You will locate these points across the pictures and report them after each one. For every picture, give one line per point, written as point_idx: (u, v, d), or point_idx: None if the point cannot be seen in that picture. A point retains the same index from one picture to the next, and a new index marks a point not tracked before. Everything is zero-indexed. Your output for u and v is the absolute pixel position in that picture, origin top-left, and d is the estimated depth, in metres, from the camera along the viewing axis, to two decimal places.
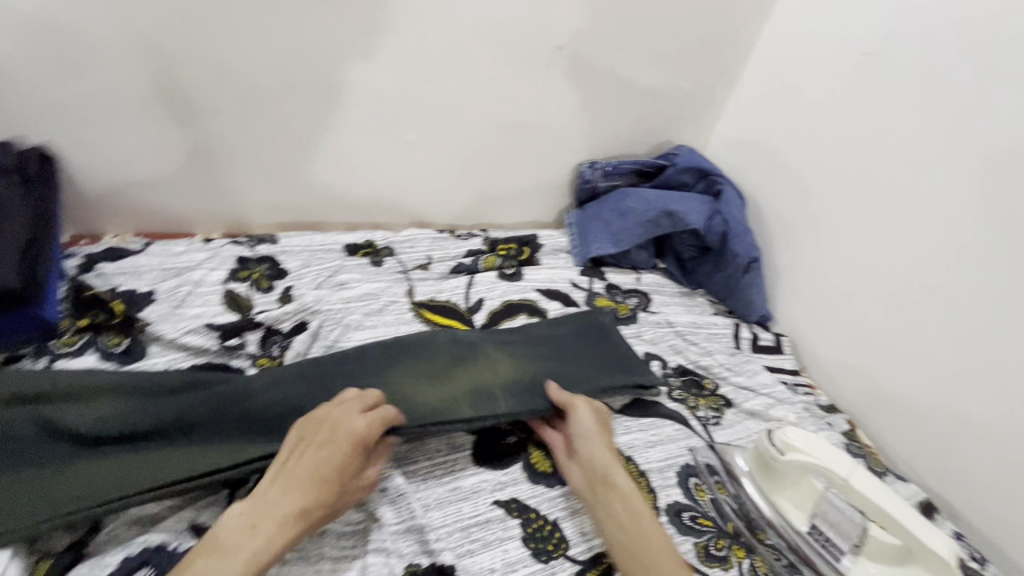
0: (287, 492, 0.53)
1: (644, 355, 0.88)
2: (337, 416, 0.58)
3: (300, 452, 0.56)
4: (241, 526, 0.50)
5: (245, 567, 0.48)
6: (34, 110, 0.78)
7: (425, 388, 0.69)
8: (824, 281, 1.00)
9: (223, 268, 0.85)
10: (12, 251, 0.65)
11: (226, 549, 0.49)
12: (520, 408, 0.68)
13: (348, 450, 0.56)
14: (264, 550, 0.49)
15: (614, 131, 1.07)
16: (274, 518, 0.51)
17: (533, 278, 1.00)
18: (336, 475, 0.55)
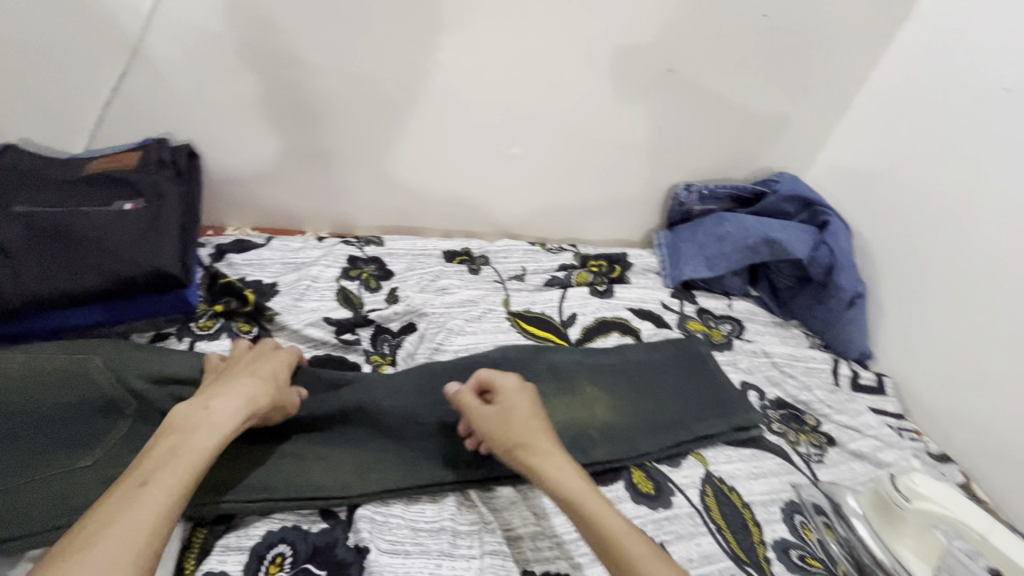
0: (232, 383, 0.57)
1: (740, 383, 0.87)
2: (255, 349, 0.65)
3: (225, 371, 0.61)
4: (196, 407, 0.53)
5: (210, 433, 0.51)
6: (187, 110, 0.86)
7: None
8: (935, 321, 0.95)
9: (336, 265, 0.90)
10: (172, 237, 0.71)
11: (186, 425, 0.51)
12: (619, 454, 0.71)
13: (272, 359, 0.63)
14: (228, 419, 0.53)
15: (715, 154, 1.06)
16: (227, 398, 0.55)
17: (624, 296, 1.00)
18: (271, 373, 0.61)
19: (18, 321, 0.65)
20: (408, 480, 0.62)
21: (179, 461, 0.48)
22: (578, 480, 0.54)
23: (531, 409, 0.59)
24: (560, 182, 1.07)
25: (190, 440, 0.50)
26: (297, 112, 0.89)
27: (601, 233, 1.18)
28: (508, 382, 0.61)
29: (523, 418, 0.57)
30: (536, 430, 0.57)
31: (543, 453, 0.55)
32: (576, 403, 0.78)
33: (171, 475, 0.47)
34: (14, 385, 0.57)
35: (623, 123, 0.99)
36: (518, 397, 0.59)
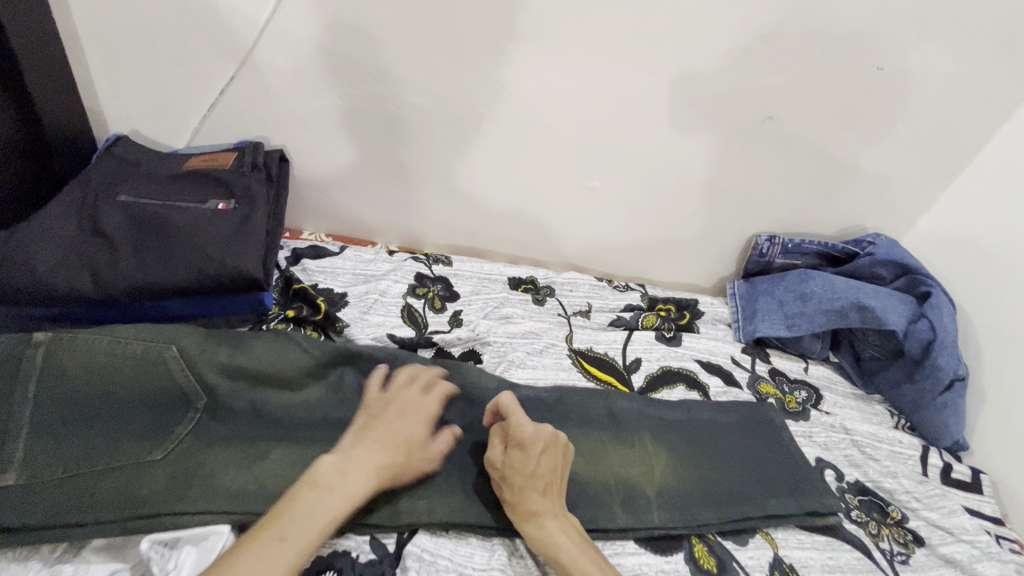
0: (372, 448, 0.57)
1: (816, 460, 0.80)
2: (405, 399, 0.64)
3: (370, 420, 0.61)
4: (337, 468, 0.54)
5: (344, 501, 0.52)
6: (282, 117, 0.89)
7: (581, 463, 0.70)
8: None
9: (405, 282, 0.90)
10: (258, 243, 0.72)
11: (324, 487, 0.52)
12: (677, 523, 0.66)
13: (419, 423, 0.62)
14: (360, 489, 0.53)
15: (804, 207, 1.00)
16: (364, 468, 0.55)
17: (692, 346, 0.95)
18: (412, 443, 0.60)
19: (108, 308, 0.67)
20: (460, 519, 0.60)
21: (308, 528, 0.48)
22: (569, 544, 0.57)
23: (541, 463, 0.60)
24: (635, 220, 1.04)
25: (322, 505, 0.50)
26: (385, 128, 0.91)
27: (671, 275, 1.13)
28: (526, 429, 0.61)
29: (547, 468, 0.61)
30: (537, 488, 0.59)
31: (540, 512, 0.58)
32: (635, 457, 0.73)
33: (303, 538, 0.48)
34: (96, 367, 0.58)
35: (710, 165, 0.95)
36: (529, 448, 0.61)
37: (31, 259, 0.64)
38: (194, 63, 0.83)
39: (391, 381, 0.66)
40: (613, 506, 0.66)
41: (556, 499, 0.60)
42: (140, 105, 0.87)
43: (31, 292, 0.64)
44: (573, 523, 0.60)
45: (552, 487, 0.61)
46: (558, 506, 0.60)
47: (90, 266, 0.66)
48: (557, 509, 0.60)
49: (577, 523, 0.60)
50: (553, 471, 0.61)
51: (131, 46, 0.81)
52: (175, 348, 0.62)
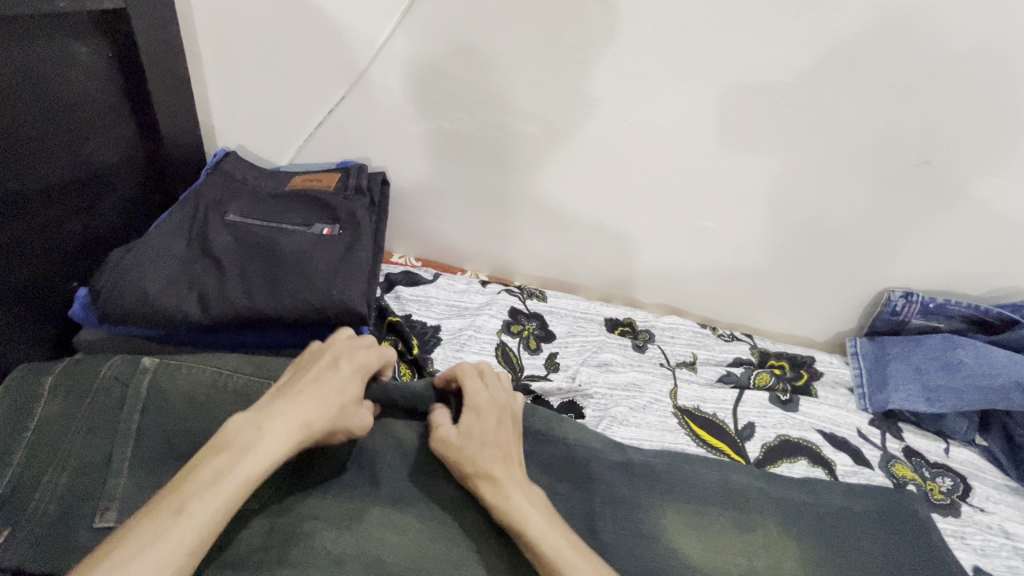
0: (296, 404, 0.51)
1: (973, 570, 0.68)
2: (340, 346, 0.58)
3: (298, 377, 0.55)
4: (250, 426, 0.48)
5: (258, 464, 0.46)
6: (388, 140, 0.87)
7: (698, 551, 0.62)
8: None
9: (500, 318, 0.85)
10: (363, 273, 0.69)
11: (235, 449, 0.47)
12: None
13: (352, 376, 0.56)
14: (278, 448, 0.48)
15: (952, 264, 0.88)
16: (281, 426, 0.49)
17: (812, 412, 0.85)
18: (342, 396, 0.54)
19: (210, 332, 0.66)
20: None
21: (217, 492, 0.44)
22: (541, 514, 0.52)
23: (497, 430, 0.57)
24: (748, 266, 0.95)
25: (235, 467, 0.45)
26: (490, 154, 0.86)
27: (779, 326, 1.03)
28: (479, 397, 0.59)
29: (503, 435, 0.57)
30: (498, 457, 0.55)
31: (501, 481, 0.53)
32: (759, 547, 0.63)
33: (206, 512, 0.43)
34: (196, 398, 0.57)
35: (843, 211, 0.85)
36: (489, 416, 0.58)
37: (143, 279, 0.63)
38: (308, 82, 0.82)
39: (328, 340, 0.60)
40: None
41: (519, 467, 0.56)
42: (250, 120, 0.86)
43: (140, 312, 0.62)
44: (537, 491, 0.55)
45: (515, 455, 0.57)
46: (523, 474, 0.56)
47: (198, 289, 0.64)
48: (522, 478, 0.55)
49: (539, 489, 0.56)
50: (511, 438, 0.58)
51: (249, 63, 0.80)
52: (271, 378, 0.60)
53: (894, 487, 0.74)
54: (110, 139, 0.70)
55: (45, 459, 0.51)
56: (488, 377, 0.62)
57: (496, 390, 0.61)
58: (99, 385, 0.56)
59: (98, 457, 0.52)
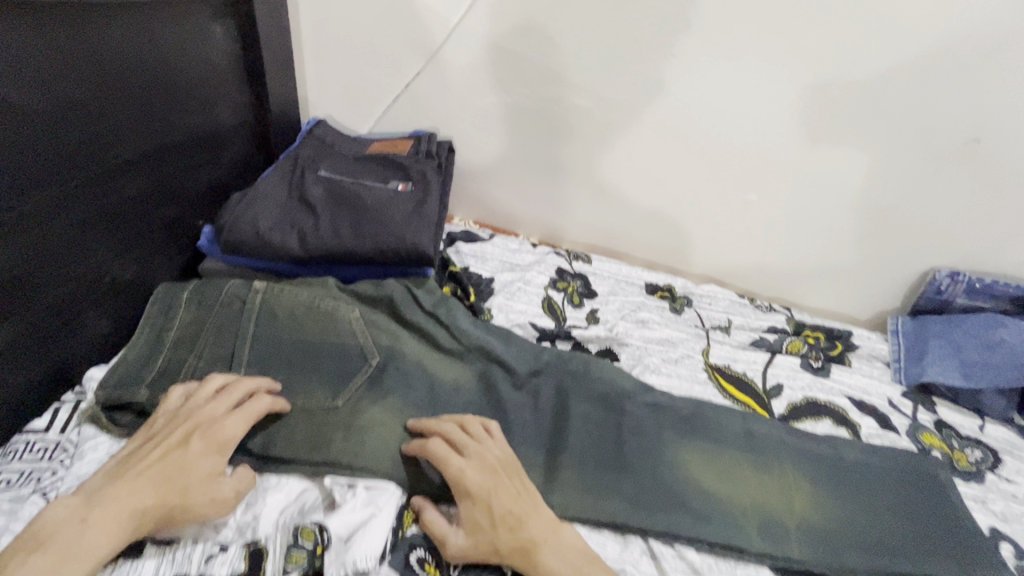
0: (136, 488, 0.50)
1: (989, 529, 0.70)
2: (199, 416, 0.55)
3: (142, 457, 0.53)
4: (77, 517, 0.47)
5: (79, 560, 0.45)
6: (455, 112, 0.97)
7: (713, 479, 0.68)
8: None
9: (547, 275, 0.94)
10: (431, 222, 0.80)
11: (51, 542, 0.45)
12: (820, 561, 0.62)
13: (206, 447, 0.54)
14: (102, 545, 0.47)
15: (1002, 243, 0.89)
16: (109, 517, 0.48)
17: (842, 380, 0.88)
18: (189, 480, 0.52)
19: (306, 266, 0.79)
20: (595, 513, 0.62)
21: None
22: (580, 558, 0.54)
23: (504, 502, 0.55)
24: (791, 239, 0.98)
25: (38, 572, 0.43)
26: (547, 126, 0.95)
27: (822, 303, 1.05)
28: (469, 474, 0.56)
29: (512, 503, 0.56)
30: (520, 526, 0.54)
31: (532, 550, 0.53)
32: (774, 485, 0.69)
33: None
34: (296, 313, 0.70)
35: (889, 184, 0.88)
36: (485, 484, 0.56)
37: (257, 218, 0.77)
38: (390, 59, 0.93)
39: (193, 394, 0.58)
40: (749, 531, 0.64)
41: (541, 520, 0.56)
42: (339, 94, 0.99)
43: (252, 244, 0.76)
44: (566, 534, 0.56)
45: (531, 510, 0.56)
46: (547, 524, 0.56)
47: (298, 229, 0.77)
48: (549, 529, 0.55)
49: (567, 530, 0.57)
50: (517, 495, 0.57)
51: (342, 42, 0.93)
52: (356, 306, 0.73)
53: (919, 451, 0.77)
54: (231, 103, 0.85)
55: (186, 349, 0.66)
56: (465, 438, 0.60)
57: (478, 458, 0.58)
58: (222, 301, 0.69)
59: (225, 351, 0.66)
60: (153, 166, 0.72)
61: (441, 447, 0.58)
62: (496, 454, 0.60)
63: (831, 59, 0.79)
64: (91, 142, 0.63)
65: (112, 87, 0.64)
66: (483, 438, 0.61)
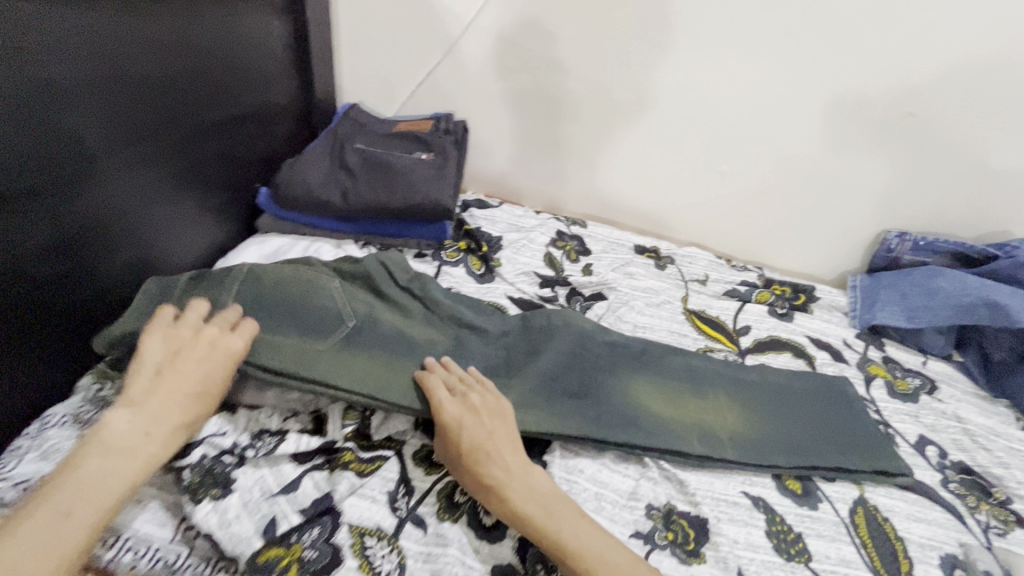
0: (171, 403, 0.59)
1: (917, 435, 0.83)
2: (210, 342, 0.64)
3: (165, 376, 0.61)
4: (130, 433, 0.56)
5: (143, 465, 0.55)
6: (470, 97, 1.12)
7: (653, 398, 0.78)
8: None
9: (548, 235, 1.09)
10: (450, 184, 0.96)
11: (115, 452, 0.54)
12: (749, 460, 0.72)
13: (223, 367, 0.64)
14: (159, 453, 0.56)
15: (942, 207, 1.03)
16: (165, 428, 0.57)
17: (804, 324, 1.02)
18: (210, 395, 0.62)
19: (348, 221, 0.96)
20: (547, 428, 0.68)
21: (97, 499, 0.51)
22: (537, 504, 0.58)
23: (474, 437, 0.62)
24: (762, 207, 1.12)
25: (115, 476, 0.53)
26: (549, 107, 1.10)
27: (792, 265, 1.19)
28: (451, 409, 0.64)
29: (484, 440, 0.62)
30: (487, 463, 0.60)
31: (495, 486, 0.59)
32: (710, 405, 0.79)
33: (93, 512, 0.50)
34: (287, 280, 0.76)
35: (842, 156, 1.02)
36: (463, 419, 0.63)
37: (307, 179, 0.93)
38: (414, 51, 1.09)
39: (184, 324, 0.66)
40: (691, 439, 0.73)
41: (512, 463, 0.61)
42: (370, 82, 1.15)
43: (304, 198, 0.93)
44: (533, 479, 0.60)
45: (501, 449, 0.62)
46: (515, 469, 0.60)
47: (341, 188, 0.93)
48: (516, 473, 0.60)
49: (535, 476, 0.61)
50: (491, 435, 0.62)
51: (374, 36, 1.09)
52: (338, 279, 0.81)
53: (840, 376, 0.90)
54: (284, 86, 1.01)
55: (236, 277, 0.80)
56: (458, 382, 0.68)
57: (462, 398, 0.65)
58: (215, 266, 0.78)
59: (210, 306, 0.71)
60: (224, 133, 0.88)
61: (434, 383, 0.67)
62: (484, 397, 0.66)
63: (787, 46, 0.93)
64: (184, 107, 0.79)
65: (201, 64, 0.80)
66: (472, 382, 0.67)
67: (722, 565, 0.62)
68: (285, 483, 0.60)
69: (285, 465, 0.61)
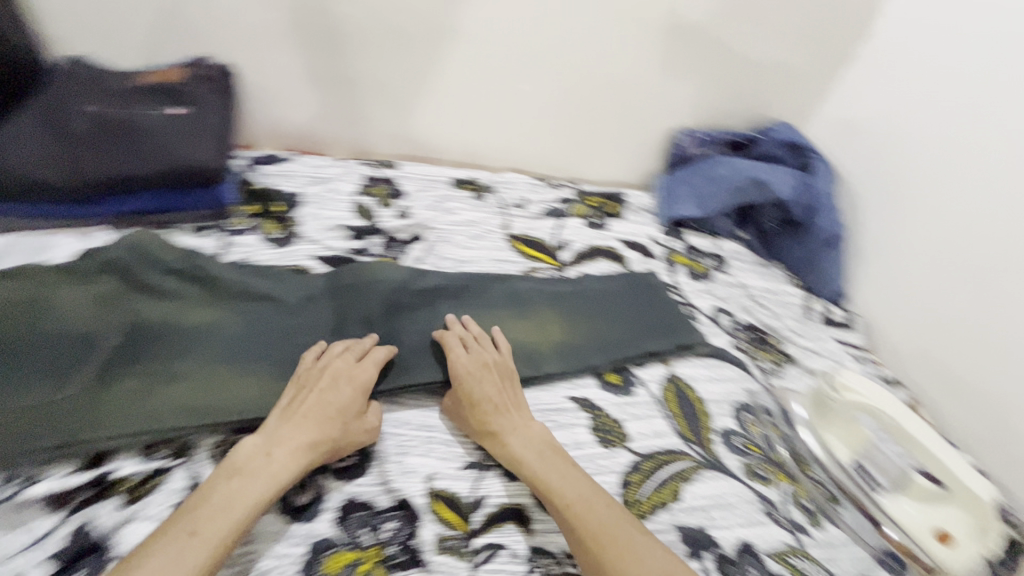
0: (298, 427, 0.59)
1: (713, 308, 0.95)
2: (336, 368, 0.65)
3: (298, 399, 0.62)
4: (259, 451, 0.57)
5: (268, 485, 0.54)
6: (218, 29, 0.92)
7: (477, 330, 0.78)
8: (897, 267, 1.02)
9: (354, 183, 0.99)
10: (211, 142, 0.82)
11: (245, 471, 0.55)
12: (568, 367, 0.76)
13: (350, 391, 0.63)
14: (281, 474, 0.56)
15: (715, 102, 1.13)
16: (287, 449, 0.57)
17: (617, 230, 1.08)
18: (343, 417, 0.61)
19: (88, 203, 0.79)
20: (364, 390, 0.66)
21: (226, 514, 0.51)
22: (533, 452, 0.63)
23: (485, 389, 0.67)
24: (566, 122, 1.13)
25: (242, 494, 0.53)
26: (321, 37, 0.95)
27: (606, 177, 1.23)
28: (460, 362, 0.69)
29: (492, 392, 0.67)
30: (491, 412, 0.65)
31: (505, 432, 0.65)
32: (535, 323, 0.81)
33: (219, 529, 0.50)
34: None
35: (627, 61, 1.05)
36: (474, 374, 0.68)
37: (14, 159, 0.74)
38: None
39: (327, 351, 0.67)
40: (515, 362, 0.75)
41: (517, 416, 0.67)
42: None
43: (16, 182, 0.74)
44: (535, 432, 0.65)
45: (507, 403, 0.67)
46: (517, 421, 0.66)
47: (65, 163, 0.76)
48: (519, 423, 0.66)
49: (537, 429, 0.66)
50: (500, 389, 0.68)
51: None
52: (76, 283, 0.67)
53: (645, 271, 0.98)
54: None
55: None
56: (473, 340, 0.73)
57: (463, 354, 0.70)
58: None
59: None
60: None
61: (451, 339, 0.72)
62: (497, 357, 0.72)
63: None
64: None
65: None
66: (488, 345, 0.73)
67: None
68: (35, 535, 0.51)
69: (34, 515, 0.52)
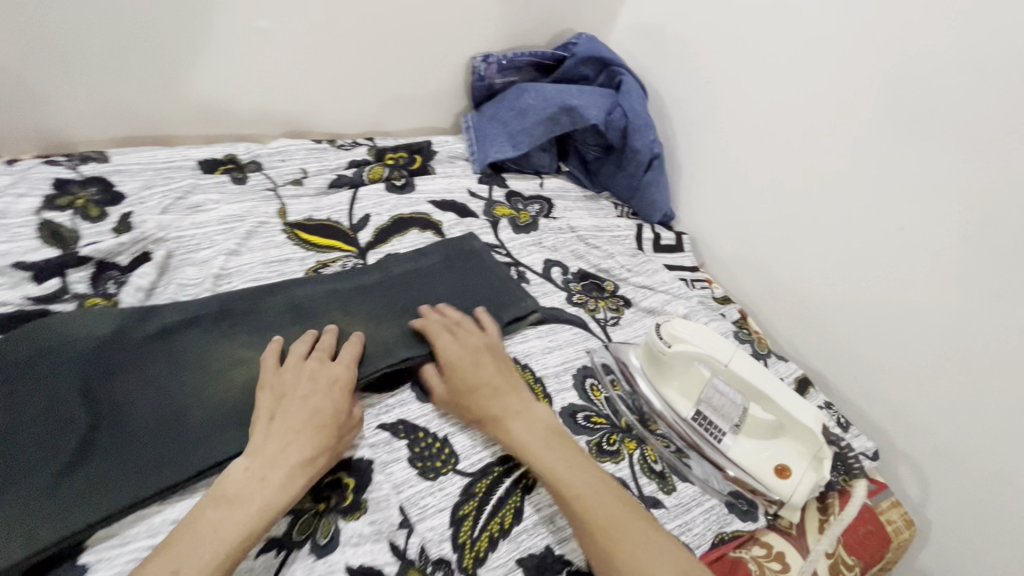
0: (291, 441, 0.51)
1: (543, 262, 0.85)
2: (317, 373, 0.56)
3: (281, 410, 0.53)
4: (249, 470, 0.48)
5: (264, 512, 0.46)
6: None
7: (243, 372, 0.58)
8: (711, 180, 0.99)
9: (35, 193, 0.69)
10: None
11: (236, 497, 0.46)
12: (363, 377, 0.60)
13: (336, 390, 0.56)
14: (280, 496, 0.47)
15: (512, 17, 0.97)
16: (285, 466, 0.49)
17: (426, 189, 0.91)
18: (335, 424, 0.53)
19: None
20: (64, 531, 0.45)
21: (212, 544, 0.43)
22: (542, 433, 0.57)
23: (484, 372, 0.61)
24: (340, 64, 0.89)
25: (228, 523, 0.44)
26: None
27: (408, 125, 1.03)
28: (450, 350, 0.62)
29: (489, 373, 0.61)
30: (490, 396, 0.59)
31: (507, 415, 0.58)
32: None
33: (201, 564, 0.42)
34: None
35: None
36: (463, 360, 0.62)
37: None
38: None
39: (290, 356, 0.58)
40: None
41: (520, 397, 0.60)
42: None
43: None
44: (543, 417, 0.59)
45: (509, 386, 0.61)
46: (524, 402, 0.60)
47: None
48: (525, 406, 0.59)
49: (547, 414, 0.60)
50: (498, 371, 0.62)
51: None
52: None
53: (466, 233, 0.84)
54: None
55: None
56: (463, 325, 0.66)
57: (455, 339, 0.64)
58: None
59: None
60: None
61: (436, 322, 0.65)
62: (489, 340, 0.65)
63: None
64: None
65: None
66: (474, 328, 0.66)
67: (380, 522, 0.52)
68: None
69: None
